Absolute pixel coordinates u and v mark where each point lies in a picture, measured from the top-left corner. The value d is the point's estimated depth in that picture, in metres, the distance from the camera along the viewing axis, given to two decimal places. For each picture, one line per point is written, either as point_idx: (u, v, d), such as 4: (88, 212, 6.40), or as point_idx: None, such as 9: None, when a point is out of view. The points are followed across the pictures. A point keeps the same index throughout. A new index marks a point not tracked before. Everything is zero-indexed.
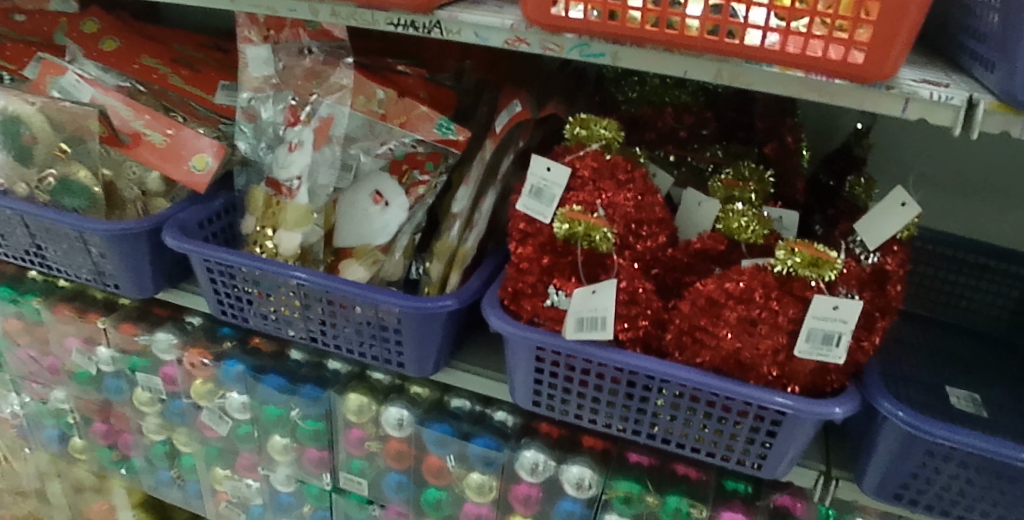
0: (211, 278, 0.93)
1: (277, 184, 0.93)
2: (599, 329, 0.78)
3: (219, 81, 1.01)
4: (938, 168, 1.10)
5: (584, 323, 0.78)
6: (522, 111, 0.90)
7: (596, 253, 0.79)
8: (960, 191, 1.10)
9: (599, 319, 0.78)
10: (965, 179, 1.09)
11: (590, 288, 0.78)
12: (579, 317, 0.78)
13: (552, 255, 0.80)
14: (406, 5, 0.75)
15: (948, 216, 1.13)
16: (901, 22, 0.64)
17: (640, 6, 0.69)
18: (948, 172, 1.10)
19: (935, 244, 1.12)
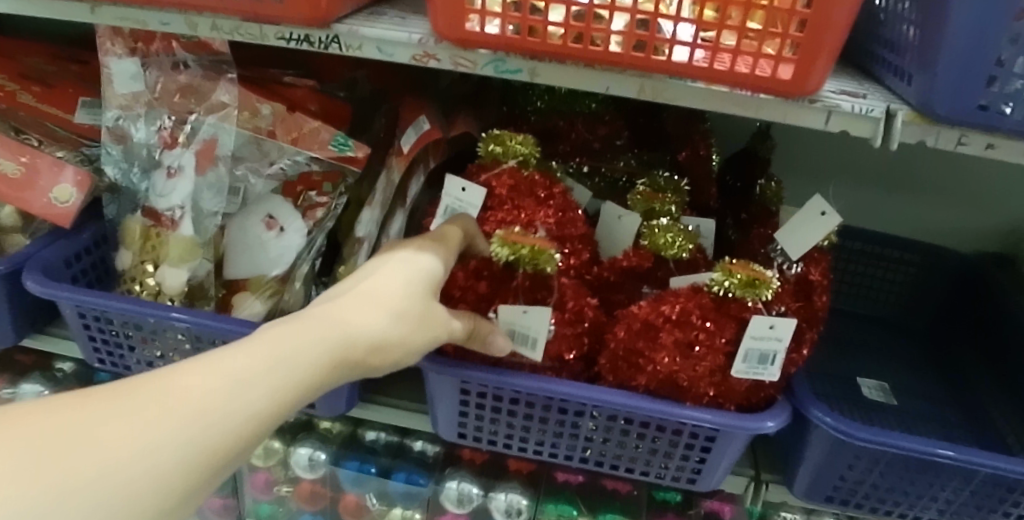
0: (84, 324, 0.81)
1: (155, 214, 0.82)
2: (528, 347, 0.75)
3: (79, 98, 0.89)
4: (846, 161, 1.07)
5: (520, 339, 0.75)
6: (430, 130, 0.83)
7: (540, 276, 0.75)
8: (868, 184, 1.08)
9: (532, 337, 0.75)
10: (872, 172, 1.07)
11: (521, 307, 0.73)
12: (513, 330, 0.74)
13: (489, 282, 0.75)
14: (299, 18, 0.67)
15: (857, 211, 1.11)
16: (828, 39, 0.62)
17: (561, 22, 0.64)
18: (857, 165, 1.07)
19: (849, 239, 1.10)
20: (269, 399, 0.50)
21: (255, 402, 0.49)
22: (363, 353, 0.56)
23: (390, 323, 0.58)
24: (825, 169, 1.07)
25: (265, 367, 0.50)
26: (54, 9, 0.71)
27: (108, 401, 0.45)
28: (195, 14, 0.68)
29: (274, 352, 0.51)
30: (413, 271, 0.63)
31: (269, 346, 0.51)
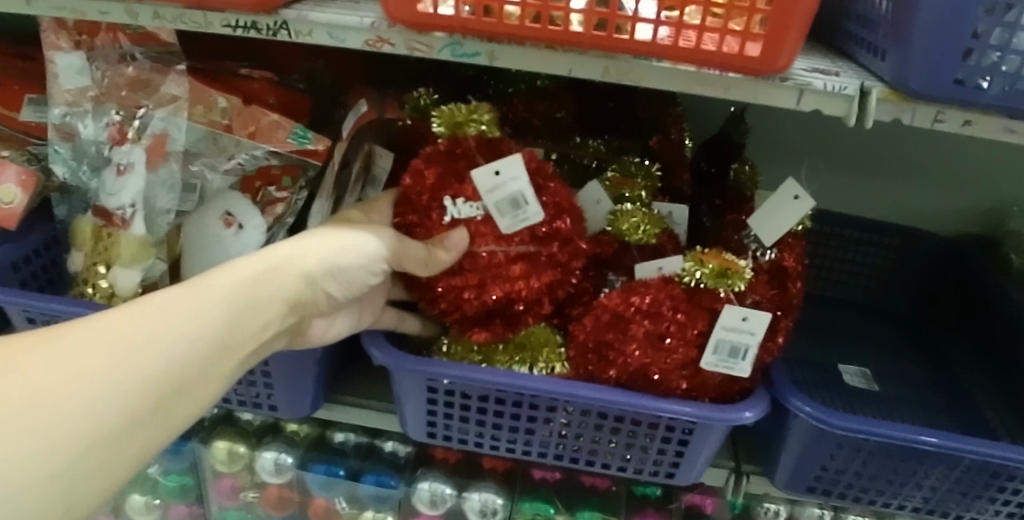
0: (35, 330, 0.77)
1: (106, 214, 0.78)
2: (521, 206, 0.70)
3: (24, 95, 0.85)
4: (824, 145, 1.05)
5: (501, 209, 0.70)
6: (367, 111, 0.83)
7: (488, 139, 0.71)
8: (846, 168, 1.06)
9: (512, 200, 0.69)
10: (850, 156, 1.05)
11: (490, 168, 0.69)
12: (492, 194, 0.69)
13: (441, 163, 0.71)
14: (245, 4, 0.64)
15: (834, 196, 1.09)
16: (796, 11, 0.60)
17: (518, 1, 0.61)
18: (837, 149, 1.05)
19: (833, 224, 1.07)
20: (202, 344, 0.55)
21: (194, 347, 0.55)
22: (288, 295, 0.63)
23: (309, 266, 0.65)
24: (801, 153, 1.05)
25: (190, 311, 0.55)
26: None
27: (51, 342, 0.50)
28: (136, 2, 0.65)
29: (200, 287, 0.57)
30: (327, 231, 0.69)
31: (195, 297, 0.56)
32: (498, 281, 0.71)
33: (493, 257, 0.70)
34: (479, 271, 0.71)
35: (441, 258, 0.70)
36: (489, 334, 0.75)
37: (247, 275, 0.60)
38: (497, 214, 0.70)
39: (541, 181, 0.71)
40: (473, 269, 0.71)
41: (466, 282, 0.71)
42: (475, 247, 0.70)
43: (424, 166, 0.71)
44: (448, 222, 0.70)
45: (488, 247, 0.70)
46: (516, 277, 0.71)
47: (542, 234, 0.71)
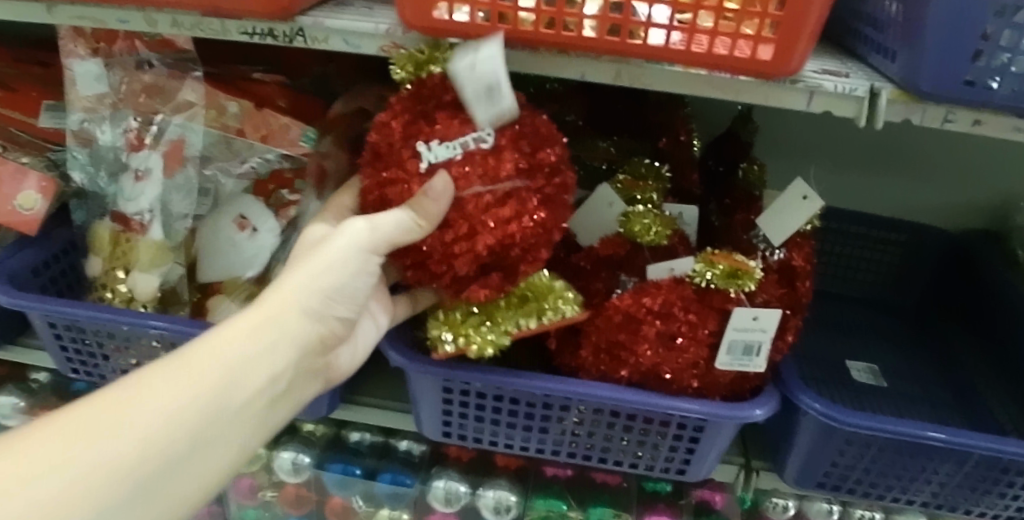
0: (56, 334, 0.79)
1: (125, 219, 0.79)
2: (500, 98, 0.63)
3: (42, 101, 0.86)
4: (838, 145, 1.05)
5: (453, 143, 0.64)
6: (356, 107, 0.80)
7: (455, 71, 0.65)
8: (859, 167, 1.07)
9: (462, 137, 0.63)
10: (863, 155, 1.05)
11: (465, 63, 0.61)
12: (443, 128, 0.64)
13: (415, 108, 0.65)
14: (262, 11, 0.65)
15: (850, 196, 1.10)
16: (808, 15, 0.60)
17: (532, 7, 0.62)
18: (850, 149, 1.05)
19: (848, 222, 1.08)
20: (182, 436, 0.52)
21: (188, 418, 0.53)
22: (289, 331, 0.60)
23: (304, 297, 0.61)
24: (810, 151, 1.06)
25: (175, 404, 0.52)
26: (11, 9, 0.69)
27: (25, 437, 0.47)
28: (155, 10, 0.66)
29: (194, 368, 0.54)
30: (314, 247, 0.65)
31: (188, 364, 0.54)
32: (488, 224, 0.63)
33: (478, 200, 0.63)
34: (469, 218, 0.63)
35: (426, 209, 0.62)
36: (489, 290, 0.66)
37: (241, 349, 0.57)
38: (444, 153, 0.64)
39: (517, 113, 0.66)
40: (461, 217, 0.63)
41: (454, 233, 0.63)
42: (460, 191, 0.63)
43: (391, 120, 0.66)
44: (425, 172, 0.64)
45: (473, 190, 0.63)
46: (508, 217, 0.63)
47: (528, 164, 0.64)
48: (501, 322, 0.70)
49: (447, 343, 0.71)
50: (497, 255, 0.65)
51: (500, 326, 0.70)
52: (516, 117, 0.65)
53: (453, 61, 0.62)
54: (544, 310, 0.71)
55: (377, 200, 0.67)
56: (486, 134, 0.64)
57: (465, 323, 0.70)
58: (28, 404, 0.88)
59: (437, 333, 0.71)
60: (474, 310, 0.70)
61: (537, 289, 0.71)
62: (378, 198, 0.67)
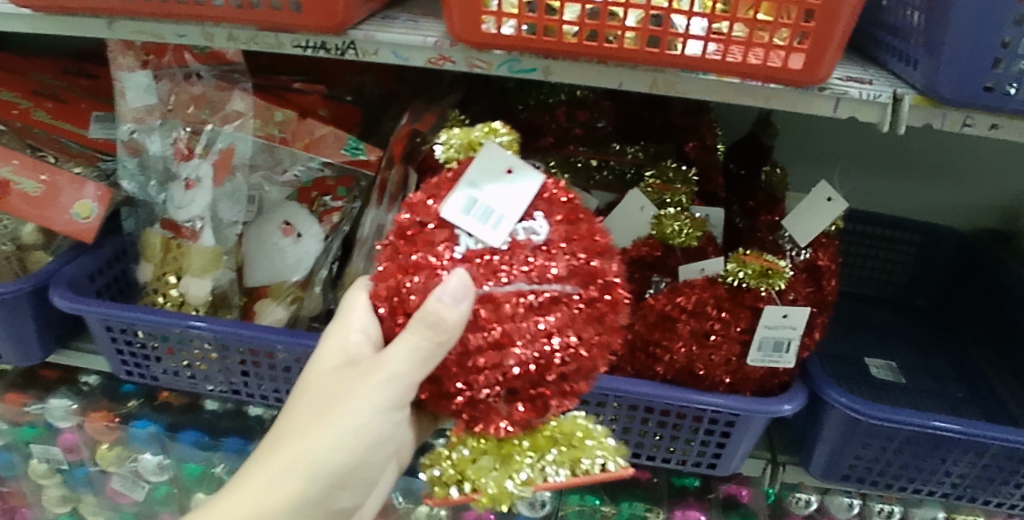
0: (112, 337, 0.82)
1: (175, 226, 0.83)
2: (490, 228, 0.52)
3: (92, 112, 0.90)
4: (857, 149, 1.08)
5: (480, 217, 0.52)
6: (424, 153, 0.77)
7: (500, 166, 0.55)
8: (877, 171, 1.10)
9: (494, 215, 0.52)
10: (882, 158, 1.09)
11: (504, 165, 0.54)
12: (474, 199, 0.53)
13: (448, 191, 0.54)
14: (316, 26, 0.68)
15: (868, 198, 1.13)
16: (837, 27, 0.64)
17: (575, 21, 0.65)
18: (869, 153, 1.09)
19: (867, 224, 1.11)
20: None
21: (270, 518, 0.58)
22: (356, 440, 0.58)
23: (342, 419, 0.57)
24: (829, 155, 1.09)
25: None
26: (73, 26, 0.72)
27: None
28: (211, 25, 0.69)
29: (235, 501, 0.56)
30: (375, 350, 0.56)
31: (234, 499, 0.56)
32: (529, 330, 0.51)
33: (515, 300, 0.51)
34: (505, 326, 0.51)
35: (448, 316, 0.49)
36: (507, 422, 0.54)
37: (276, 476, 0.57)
38: (467, 231, 0.52)
39: (567, 214, 0.55)
40: (493, 316, 0.51)
41: (485, 339, 0.51)
42: (494, 287, 0.51)
43: (423, 199, 0.54)
44: (459, 259, 0.52)
45: (513, 286, 0.51)
46: (546, 330, 0.51)
47: (580, 273, 0.53)
48: (514, 465, 0.57)
49: (451, 488, 0.58)
50: (530, 378, 0.52)
51: (511, 464, 0.57)
52: (566, 219, 0.54)
53: (484, 156, 0.54)
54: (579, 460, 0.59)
55: (398, 309, 0.54)
56: (530, 229, 0.53)
57: (476, 465, 0.57)
58: (80, 406, 0.92)
59: (434, 469, 0.58)
60: (486, 446, 0.57)
61: (564, 429, 0.60)
62: (396, 306, 0.54)
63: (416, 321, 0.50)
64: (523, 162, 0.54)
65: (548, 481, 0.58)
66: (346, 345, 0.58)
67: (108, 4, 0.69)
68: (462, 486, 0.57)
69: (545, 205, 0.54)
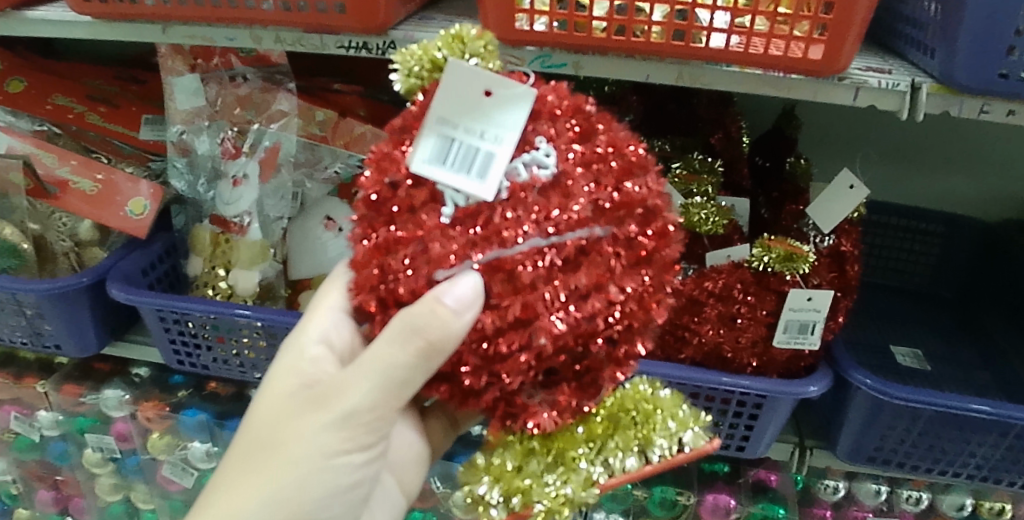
0: (165, 327, 0.86)
1: (224, 221, 0.86)
2: (476, 175, 0.46)
3: (143, 115, 0.95)
4: (879, 140, 1.11)
5: (462, 164, 0.46)
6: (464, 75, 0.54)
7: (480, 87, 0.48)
8: (900, 162, 1.12)
9: (479, 158, 0.46)
10: (905, 150, 1.11)
11: (481, 91, 0.46)
12: (450, 140, 0.46)
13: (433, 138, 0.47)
14: (358, 28, 0.71)
15: (891, 189, 1.15)
16: (854, 17, 0.66)
17: (604, 17, 0.68)
18: (891, 144, 1.11)
19: (890, 216, 1.14)
20: None
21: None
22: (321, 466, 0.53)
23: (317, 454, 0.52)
24: (851, 147, 1.11)
25: None
26: (129, 31, 0.77)
27: None
28: (260, 28, 0.73)
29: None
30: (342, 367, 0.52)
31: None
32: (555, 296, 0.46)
33: (531, 263, 0.45)
34: (531, 296, 0.45)
35: (448, 325, 0.45)
36: (550, 413, 0.49)
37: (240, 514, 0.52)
38: (452, 186, 0.46)
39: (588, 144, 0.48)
40: (516, 282, 0.46)
41: (503, 320, 0.46)
42: (503, 252, 0.45)
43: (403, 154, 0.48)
44: (449, 223, 0.46)
45: (528, 244, 0.45)
46: (588, 288, 0.46)
47: (612, 213, 0.47)
48: (569, 465, 0.51)
49: (493, 503, 0.51)
50: (570, 356, 0.48)
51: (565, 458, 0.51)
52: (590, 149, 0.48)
53: (451, 82, 0.46)
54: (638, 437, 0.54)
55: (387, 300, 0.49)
56: (537, 165, 0.46)
57: (527, 474, 0.51)
58: (132, 396, 0.97)
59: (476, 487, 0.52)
60: (535, 446, 0.51)
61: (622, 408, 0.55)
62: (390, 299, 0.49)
63: (399, 325, 0.46)
64: (503, 80, 0.47)
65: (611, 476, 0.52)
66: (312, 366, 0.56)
67: (166, 10, 0.74)
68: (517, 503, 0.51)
69: (551, 128, 0.47)
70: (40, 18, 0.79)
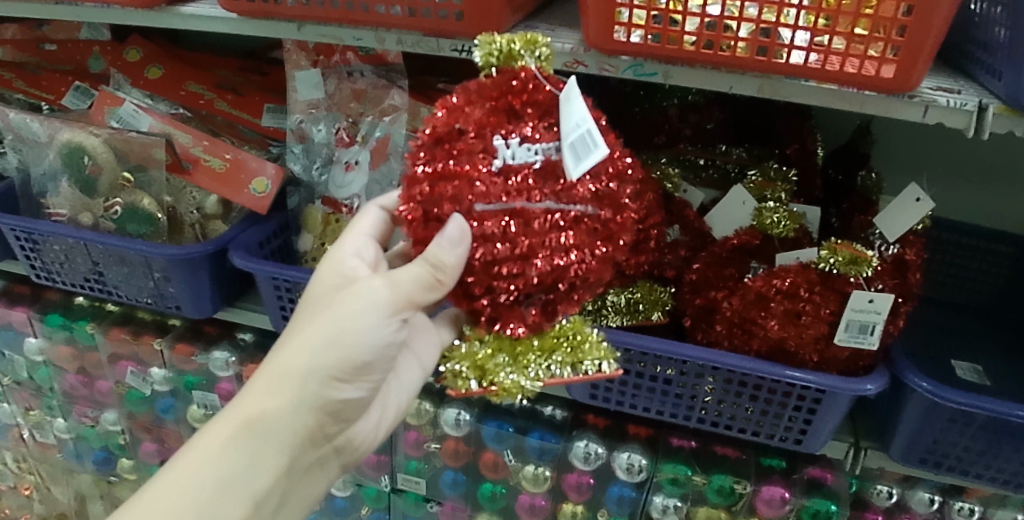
0: (277, 294, 0.96)
1: (335, 203, 0.98)
2: None
3: (264, 104, 1.07)
4: (948, 158, 1.15)
5: (577, 151, 0.61)
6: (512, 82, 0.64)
7: (502, 80, 0.64)
8: (969, 181, 1.16)
9: (588, 135, 0.62)
10: (974, 169, 1.15)
11: None
12: None
13: (477, 105, 0.64)
14: (472, 33, 0.80)
15: (960, 207, 1.19)
16: (924, 43, 0.70)
17: (694, 32, 0.75)
18: (962, 163, 1.15)
19: (957, 233, 1.17)
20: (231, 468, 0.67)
21: (229, 498, 0.67)
22: (313, 417, 0.69)
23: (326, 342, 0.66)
24: (919, 163, 1.16)
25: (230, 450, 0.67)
26: (267, 28, 0.86)
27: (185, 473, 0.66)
28: (384, 30, 0.82)
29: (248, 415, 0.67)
30: (341, 270, 0.70)
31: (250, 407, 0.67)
32: (539, 252, 0.62)
33: (543, 218, 0.62)
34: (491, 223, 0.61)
35: (444, 260, 0.61)
36: (522, 325, 0.65)
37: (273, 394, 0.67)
38: None
39: (498, 124, 0.63)
40: (512, 223, 0.61)
41: (511, 252, 0.61)
42: (527, 205, 0.61)
43: (456, 108, 0.64)
44: (497, 171, 0.62)
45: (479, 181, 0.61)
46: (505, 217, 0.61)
47: (600, 197, 0.64)
48: (526, 364, 0.66)
49: (471, 381, 0.66)
50: (544, 287, 0.64)
51: (522, 361, 0.66)
52: (490, 133, 0.62)
53: None
54: (581, 361, 0.68)
55: (425, 213, 0.63)
56: (534, 155, 0.62)
57: (493, 362, 0.66)
58: (238, 359, 1.08)
59: (453, 365, 0.67)
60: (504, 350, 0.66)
61: (574, 342, 0.68)
62: (428, 213, 0.63)
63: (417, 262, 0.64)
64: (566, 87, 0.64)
65: (552, 378, 0.67)
66: (345, 269, 0.70)
67: (303, 10, 0.84)
68: (485, 379, 0.66)
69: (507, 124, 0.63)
70: (189, 13, 0.89)
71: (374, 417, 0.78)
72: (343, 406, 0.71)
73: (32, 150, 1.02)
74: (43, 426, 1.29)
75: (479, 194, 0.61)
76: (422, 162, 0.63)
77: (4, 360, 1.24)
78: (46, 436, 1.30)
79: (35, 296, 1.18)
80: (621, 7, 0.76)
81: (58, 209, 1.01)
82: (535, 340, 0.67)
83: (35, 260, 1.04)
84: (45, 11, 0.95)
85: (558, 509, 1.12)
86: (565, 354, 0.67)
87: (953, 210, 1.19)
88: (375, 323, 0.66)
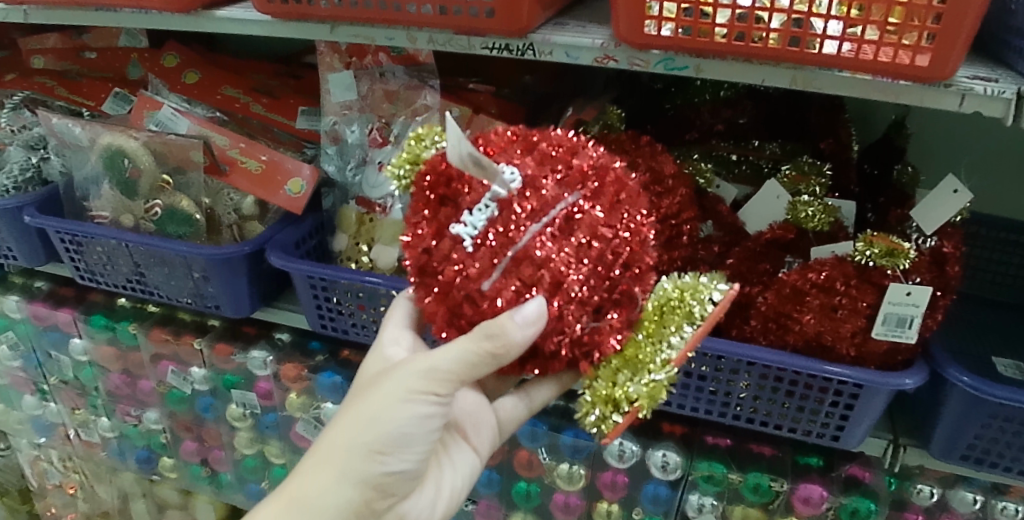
0: (313, 293, 0.97)
1: (369, 203, 0.98)
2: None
3: (299, 107, 1.10)
4: (986, 152, 1.13)
5: None
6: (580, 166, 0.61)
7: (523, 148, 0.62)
8: (1009, 175, 1.14)
9: None
10: (1014, 164, 1.13)
11: None
12: None
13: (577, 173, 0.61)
14: (501, 31, 0.80)
15: (1000, 201, 1.16)
16: (960, 32, 0.68)
17: (726, 24, 0.74)
18: (1000, 157, 1.13)
19: (996, 228, 1.15)
20: None
21: None
22: (350, 493, 0.68)
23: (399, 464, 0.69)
24: (956, 157, 1.14)
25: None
26: (301, 29, 0.88)
27: None
28: (416, 30, 0.83)
29: (301, 498, 0.67)
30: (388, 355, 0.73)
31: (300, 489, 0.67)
32: (562, 268, 0.57)
33: (540, 242, 0.57)
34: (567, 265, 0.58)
35: (512, 336, 0.57)
36: (614, 332, 0.60)
37: (331, 487, 0.67)
38: None
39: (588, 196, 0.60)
40: (523, 269, 0.58)
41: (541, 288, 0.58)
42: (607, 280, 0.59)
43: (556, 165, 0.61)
44: (472, 249, 0.58)
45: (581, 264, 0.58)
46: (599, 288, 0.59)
47: (570, 177, 0.60)
48: (648, 359, 0.61)
49: (612, 416, 0.61)
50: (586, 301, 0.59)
51: (644, 367, 0.61)
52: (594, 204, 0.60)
53: None
54: (692, 311, 0.62)
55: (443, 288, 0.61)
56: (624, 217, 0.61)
57: (616, 386, 0.60)
58: (275, 358, 1.10)
59: (591, 412, 0.61)
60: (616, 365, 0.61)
61: (671, 299, 0.62)
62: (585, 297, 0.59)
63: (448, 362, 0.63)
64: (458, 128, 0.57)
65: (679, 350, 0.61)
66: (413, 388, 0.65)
67: (335, 11, 0.85)
68: (622, 409, 0.61)
69: (594, 199, 0.60)
70: (226, 17, 0.91)
71: (431, 497, 0.77)
72: (387, 478, 0.69)
73: (75, 155, 1.04)
74: (88, 425, 1.32)
75: (478, 275, 0.58)
76: (558, 234, 0.58)
77: (51, 360, 1.27)
78: (90, 435, 1.33)
79: (80, 296, 1.21)
80: (651, 1, 0.74)
81: (100, 211, 1.03)
82: (621, 361, 0.61)
83: (78, 262, 1.07)
84: (86, 18, 0.98)
85: (593, 508, 1.12)
86: (670, 319, 0.62)
87: (992, 206, 1.17)
88: (412, 399, 0.66)
